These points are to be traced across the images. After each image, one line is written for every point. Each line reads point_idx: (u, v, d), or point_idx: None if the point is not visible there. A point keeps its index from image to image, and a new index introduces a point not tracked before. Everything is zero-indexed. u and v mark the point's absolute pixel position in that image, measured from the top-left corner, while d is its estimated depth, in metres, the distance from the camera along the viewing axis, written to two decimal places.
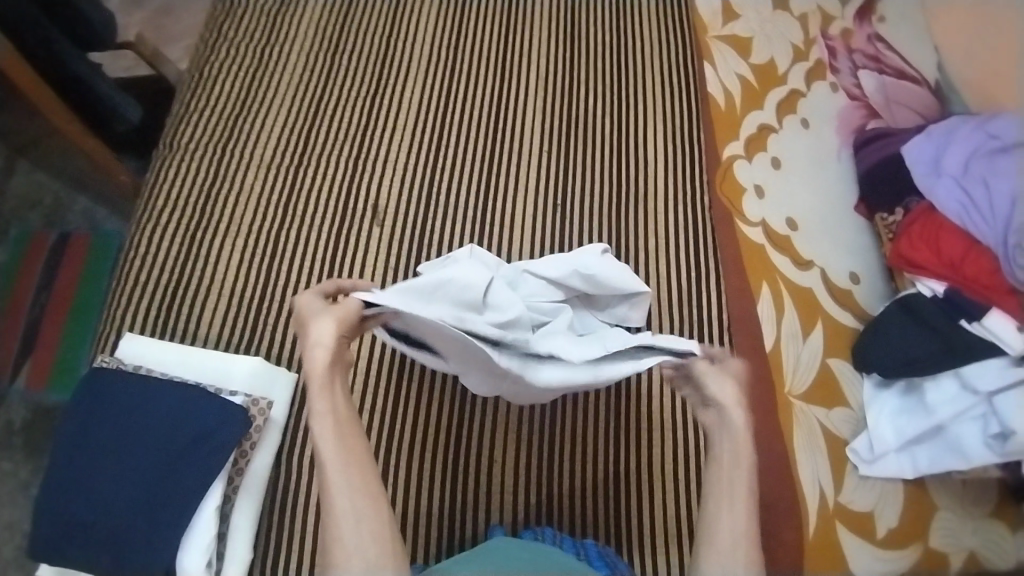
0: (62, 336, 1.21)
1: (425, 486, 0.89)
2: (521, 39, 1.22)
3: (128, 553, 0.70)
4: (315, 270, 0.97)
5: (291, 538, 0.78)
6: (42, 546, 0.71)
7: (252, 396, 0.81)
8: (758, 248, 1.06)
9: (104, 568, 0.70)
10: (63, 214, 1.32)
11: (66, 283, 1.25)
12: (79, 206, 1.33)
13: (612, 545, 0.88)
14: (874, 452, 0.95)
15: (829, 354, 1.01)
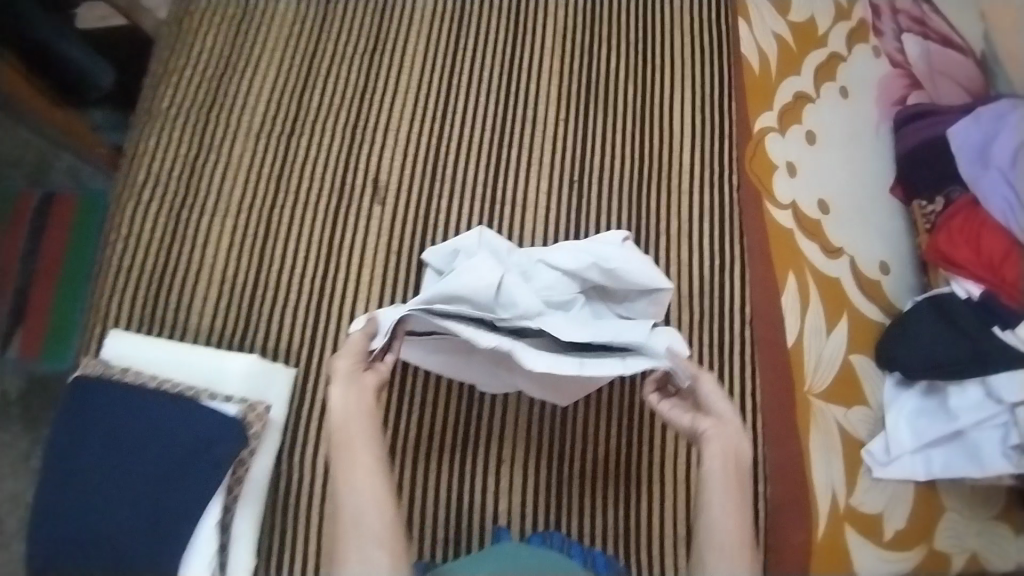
0: (51, 306, 1.16)
1: (431, 483, 0.86)
2: None
3: (133, 568, 0.69)
4: (311, 253, 0.90)
5: (294, 542, 0.78)
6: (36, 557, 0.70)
7: (249, 401, 0.77)
8: (786, 233, 0.98)
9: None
10: (49, 172, 1.27)
11: (53, 246, 1.19)
12: (62, 163, 1.27)
13: (616, 544, 0.85)
14: (889, 454, 0.91)
15: (852, 351, 0.95)
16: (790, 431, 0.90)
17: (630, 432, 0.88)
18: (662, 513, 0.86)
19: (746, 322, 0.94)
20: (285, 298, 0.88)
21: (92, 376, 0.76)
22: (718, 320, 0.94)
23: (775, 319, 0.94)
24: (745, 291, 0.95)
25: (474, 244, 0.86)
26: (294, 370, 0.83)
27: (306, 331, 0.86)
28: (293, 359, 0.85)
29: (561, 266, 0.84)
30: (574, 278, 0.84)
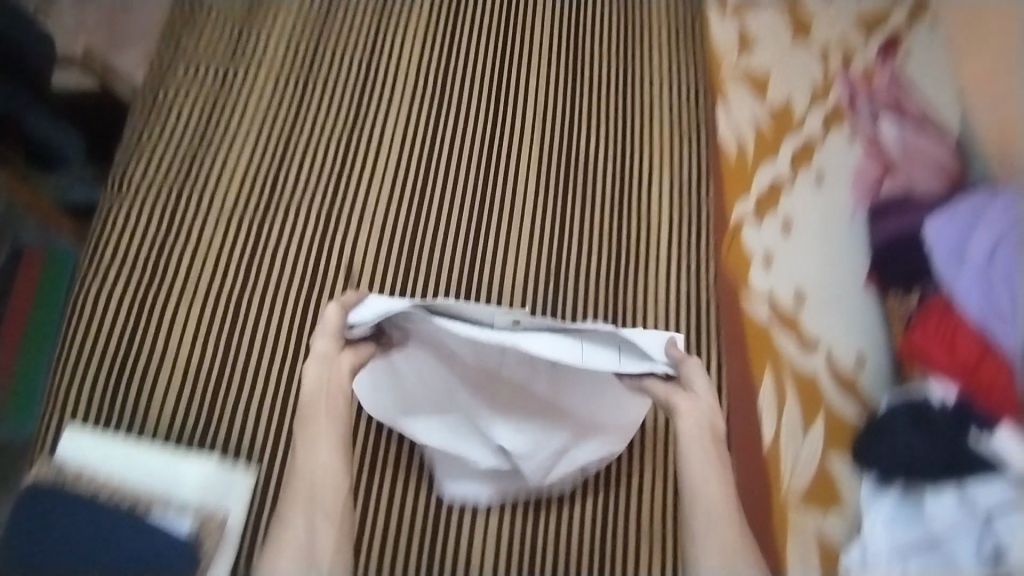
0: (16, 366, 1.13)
1: None
2: (513, 78, 1.16)
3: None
4: (280, 340, 0.90)
5: None
6: None
7: (206, 512, 0.78)
8: (763, 332, 0.99)
9: None
10: None
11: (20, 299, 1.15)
12: None
13: None
14: (865, 565, 0.86)
15: (829, 452, 0.93)
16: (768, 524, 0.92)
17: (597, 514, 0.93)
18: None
19: None
20: (251, 387, 0.87)
21: (49, 482, 0.76)
22: None
23: None
24: None
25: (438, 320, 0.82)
26: (254, 475, 0.82)
27: (272, 427, 0.85)
28: (254, 459, 0.84)
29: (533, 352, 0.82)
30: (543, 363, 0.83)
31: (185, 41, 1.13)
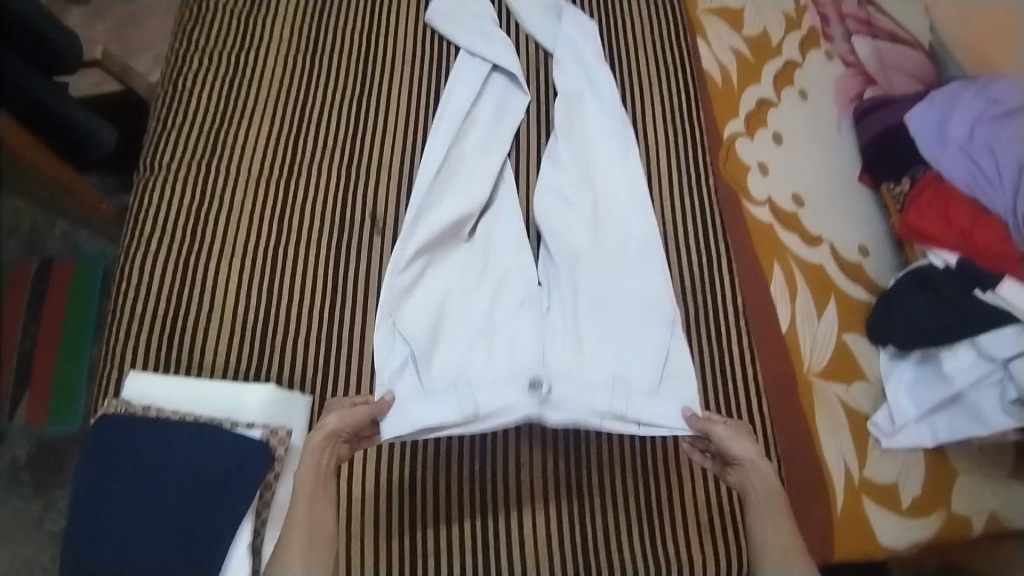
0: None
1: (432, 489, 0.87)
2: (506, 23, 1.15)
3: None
4: (312, 284, 0.92)
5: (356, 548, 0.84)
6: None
7: (272, 427, 0.80)
8: (765, 226, 1.01)
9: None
10: None
11: None
12: None
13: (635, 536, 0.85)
14: (894, 424, 0.95)
15: (844, 330, 0.97)
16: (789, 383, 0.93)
17: (630, 458, 0.89)
18: (674, 529, 0.86)
19: (740, 311, 0.95)
20: (295, 329, 0.89)
21: (113, 415, 0.78)
22: (715, 317, 0.94)
23: (768, 309, 0.96)
24: (735, 287, 0.96)
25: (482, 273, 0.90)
26: (310, 398, 0.85)
27: (318, 358, 0.88)
28: (307, 387, 0.86)
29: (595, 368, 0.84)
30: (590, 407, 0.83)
31: (195, 13, 1.13)
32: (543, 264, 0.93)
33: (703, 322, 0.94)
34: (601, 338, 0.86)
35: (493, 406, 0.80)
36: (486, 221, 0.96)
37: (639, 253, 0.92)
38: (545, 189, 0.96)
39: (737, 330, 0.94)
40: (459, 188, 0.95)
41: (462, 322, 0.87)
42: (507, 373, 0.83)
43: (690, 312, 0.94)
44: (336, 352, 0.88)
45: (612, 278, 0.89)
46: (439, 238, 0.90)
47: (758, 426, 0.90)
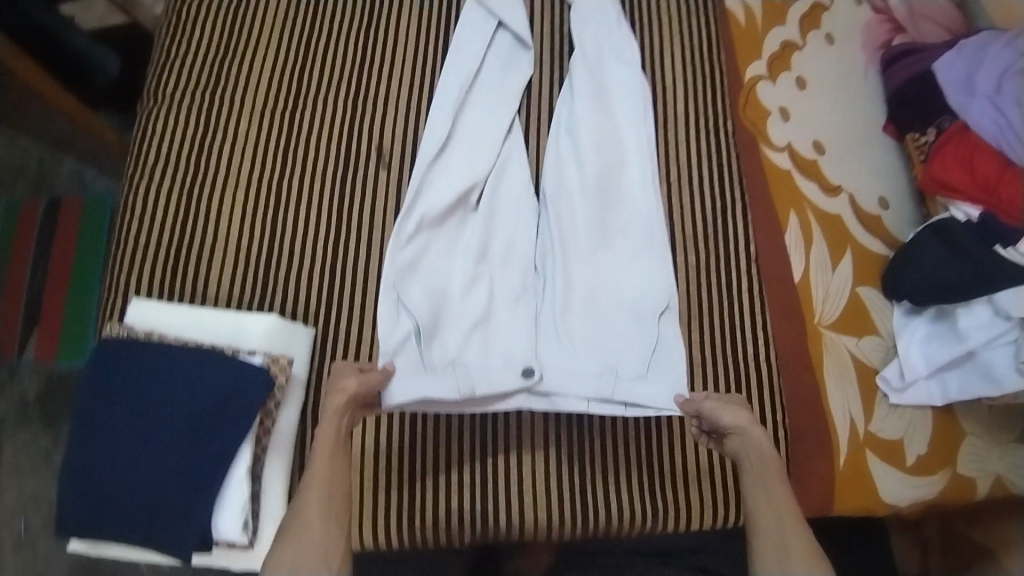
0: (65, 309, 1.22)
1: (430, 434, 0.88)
2: None
3: (157, 528, 0.71)
4: (316, 218, 0.90)
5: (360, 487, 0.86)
6: (73, 503, 0.72)
7: (272, 354, 0.79)
8: (783, 173, 0.98)
9: (126, 507, 0.72)
10: (52, 180, 1.36)
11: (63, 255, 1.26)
12: (67, 168, 1.36)
13: (630, 493, 0.86)
14: (904, 379, 0.92)
15: (857, 283, 0.95)
16: (799, 333, 0.90)
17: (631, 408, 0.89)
18: (670, 474, 0.87)
19: (751, 260, 0.92)
20: (298, 263, 0.88)
21: (116, 338, 0.78)
22: (726, 266, 0.92)
23: (781, 258, 0.93)
24: (749, 234, 0.94)
25: (481, 248, 0.87)
26: (313, 330, 0.85)
27: (321, 291, 0.87)
28: (310, 319, 0.86)
29: (592, 333, 0.83)
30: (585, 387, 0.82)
31: None
32: (542, 231, 0.90)
33: (711, 270, 0.91)
34: (600, 320, 0.84)
35: (486, 388, 0.80)
36: (491, 187, 0.92)
37: (641, 224, 0.89)
38: (547, 167, 0.93)
39: (749, 279, 0.91)
40: (462, 164, 0.91)
41: (459, 299, 0.84)
42: (501, 357, 0.82)
43: (700, 261, 0.92)
44: (338, 287, 0.87)
45: (616, 250, 0.87)
46: (441, 216, 0.87)
47: (762, 376, 0.88)
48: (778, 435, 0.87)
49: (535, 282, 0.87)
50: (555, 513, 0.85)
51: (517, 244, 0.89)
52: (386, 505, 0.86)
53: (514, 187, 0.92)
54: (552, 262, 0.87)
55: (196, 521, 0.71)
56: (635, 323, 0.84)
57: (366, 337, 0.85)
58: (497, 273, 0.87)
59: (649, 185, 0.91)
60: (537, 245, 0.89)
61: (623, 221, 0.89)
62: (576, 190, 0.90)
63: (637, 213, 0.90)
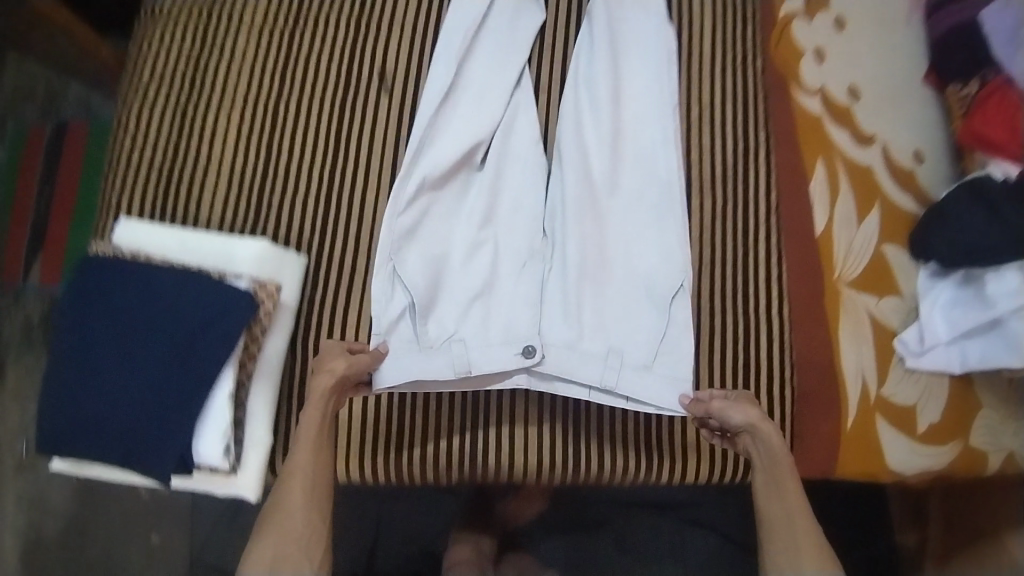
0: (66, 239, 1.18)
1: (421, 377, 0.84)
2: None
3: (139, 451, 0.72)
4: (313, 143, 0.86)
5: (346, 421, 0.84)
6: (58, 422, 0.73)
7: (259, 280, 0.77)
8: (814, 119, 0.91)
9: (109, 429, 0.72)
10: (59, 105, 1.30)
11: (66, 178, 1.21)
12: (73, 94, 1.31)
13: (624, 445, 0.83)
14: (923, 344, 0.88)
15: (884, 241, 0.88)
16: (816, 291, 0.85)
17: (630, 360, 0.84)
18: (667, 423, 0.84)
19: (771, 208, 0.87)
20: (294, 189, 0.85)
21: (100, 258, 0.77)
22: (740, 216, 0.86)
23: (804, 210, 0.87)
24: (770, 180, 0.88)
25: (485, 211, 0.83)
26: (304, 259, 0.82)
27: (316, 219, 0.84)
28: (303, 247, 0.83)
29: (602, 309, 0.80)
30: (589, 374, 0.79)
31: None
32: (552, 191, 0.85)
33: (725, 218, 0.86)
34: (606, 297, 0.81)
35: (484, 365, 0.78)
36: (499, 142, 0.86)
37: (656, 184, 0.84)
38: (563, 117, 0.87)
39: (766, 230, 0.86)
40: (468, 113, 0.85)
41: (459, 267, 0.81)
42: (501, 332, 0.79)
43: (714, 209, 0.86)
44: (334, 216, 0.84)
45: (630, 209, 0.83)
46: (445, 174, 0.82)
47: (771, 329, 0.84)
48: (780, 410, 0.84)
49: (543, 245, 0.83)
50: (546, 456, 0.83)
51: (526, 204, 0.83)
52: (375, 438, 0.84)
53: (524, 141, 0.86)
54: (562, 228, 0.82)
55: (176, 446, 0.72)
56: (643, 300, 0.81)
57: (360, 270, 0.83)
58: (502, 238, 0.82)
59: (668, 148, 0.85)
60: (549, 207, 0.84)
61: (635, 175, 0.84)
62: (591, 145, 0.84)
63: (650, 162, 0.85)
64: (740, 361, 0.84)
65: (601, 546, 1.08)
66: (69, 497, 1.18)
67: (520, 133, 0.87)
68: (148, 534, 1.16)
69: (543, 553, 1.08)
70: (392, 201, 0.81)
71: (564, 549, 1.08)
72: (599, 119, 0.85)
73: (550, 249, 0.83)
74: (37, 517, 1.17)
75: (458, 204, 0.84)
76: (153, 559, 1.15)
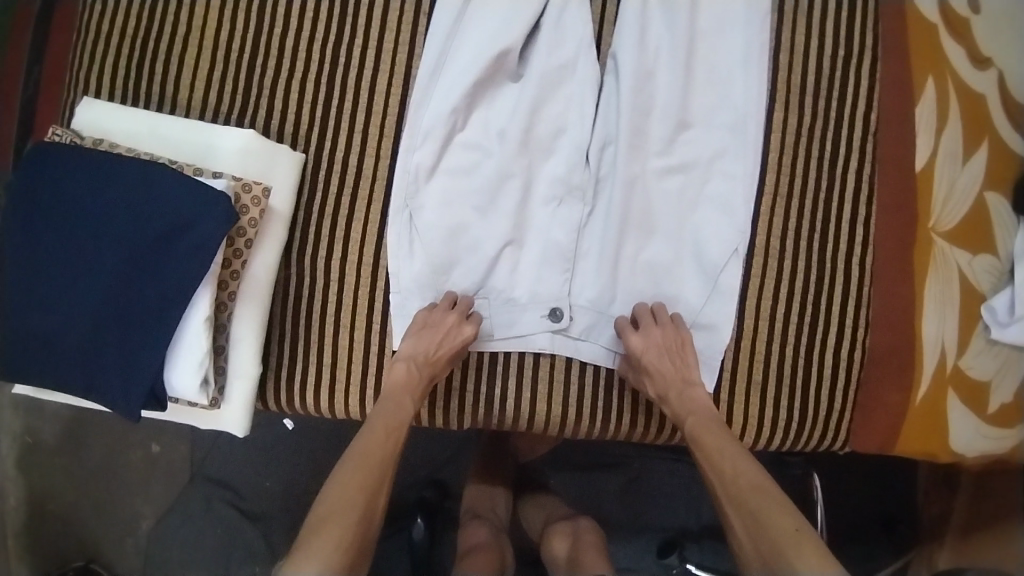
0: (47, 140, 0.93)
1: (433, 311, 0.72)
2: None
3: (104, 376, 0.63)
4: (315, 17, 0.72)
5: (336, 350, 0.71)
6: (19, 332, 0.64)
7: (242, 182, 0.66)
8: (929, 28, 0.74)
9: (73, 344, 0.63)
10: None
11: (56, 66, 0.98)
12: None
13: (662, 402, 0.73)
14: (1014, 315, 0.72)
15: (987, 186, 0.74)
16: (905, 242, 0.72)
17: (678, 303, 0.72)
18: (716, 382, 0.73)
19: (864, 130, 0.73)
20: (290, 73, 0.72)
21: (55, 144, 0.65)
22: (817, 141, 0.72)
23: (901, 141, 0.72)
24: (865, 98, 0.73)
25: (523, 137, 0.70)
26: (303, 157, 0.71)
27: (317, 112, 0.72)
28: (301, 144, 0.72)
29: (645, 269, 0.71)
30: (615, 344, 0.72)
31: None
32: (605, 112, 0.71)
33: (801, 143, 0.72)
34: (645, 256, 0.71)
35: (506, 332, 0.72)
36: (540, 48, 0.70)
37: (726, 115, 0.71)
38: (622, 18, 0.71)
39: (851, 160, 0.72)
40: (502, 9, 0.69)
41: (484, 206, 0.70)
42: (527, 290, 0.72)
43: (789, 129, 0.72)
44: (338, 108, 0.72)
45: (688, 148, 0.71)
46: (474, 92, 0.69)
47: (847, 281, 0.72)
48: (840, 396, 0.73)
49: (586, 182, 0.71)
50: (572, 406, 0.72)
51: (567, 131, 0.71)
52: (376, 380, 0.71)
53: (571, 50, 0.71)
54: (607, 169, 0.71)
55: (145, 369, 0.62)
56: (691, 269, 0.71)
57: (367, 174, 0.71)
58: (538, 171, 0.71)
59: (749, 75, 0.71)
60: (598, 139, 0.71)
61: (698, 95, 0.71)
62: (655, 33, 0.70)
63: (718, 69, 0.71)
64: (802, 316, 0.72)
65: (612, 484, 0.99)
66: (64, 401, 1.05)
67: (567, 37, 0.71)
68: (148, 442, 1.05)
69: (557, 489, 0.99)
70: (408, 136, 0.70)
71: (574, 485, 0.99)
72: (668, 18, 0.70)
73: (593, 194, 0.71)
74: (31, 421, 1.05)
75: (490, 123, 0.70)
76: (155, 470, 1.05)
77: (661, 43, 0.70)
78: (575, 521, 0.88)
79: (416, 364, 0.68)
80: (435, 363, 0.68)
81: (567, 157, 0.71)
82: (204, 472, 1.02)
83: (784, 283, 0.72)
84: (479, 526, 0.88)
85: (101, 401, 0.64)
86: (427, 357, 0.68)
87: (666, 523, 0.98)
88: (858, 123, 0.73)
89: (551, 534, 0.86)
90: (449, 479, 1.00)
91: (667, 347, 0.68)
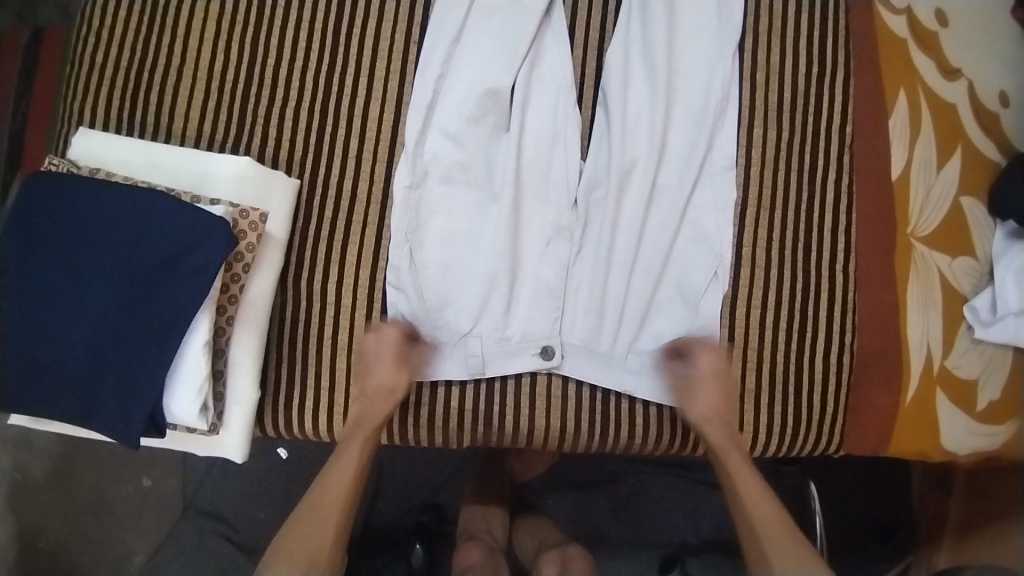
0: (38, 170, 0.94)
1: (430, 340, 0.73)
2: None
3: (101, 402, 0.63)
4: (306, 47, 0.74)
5: (332, 371, 0.72)
6: (14, 361, 0.64)
7: (239, 207, 0.67)
8: (899, 42, 0.77)
9: (70, 372, 0.63)
10: None
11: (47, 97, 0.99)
12: None
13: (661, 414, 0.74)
14: (995, 314, 0.74)
15: (962, 192, 0.76)
16: (886, 248, 0.74)
17: (671, 317, 0.73)
18: None
19: (843, 143, 0.75)
20: (282, 101, 0.74)
21: (51, 173, 0.66)
22: (796, 152, 0.75)
23: (879, 154, 0.75)
24: (842, 112, 0.75)
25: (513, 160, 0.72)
26: (298, 182, 0.72)
27: (309, 139, 0.73)
28: (296, 170, 0.73)
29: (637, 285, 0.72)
30: (609, 360, 0.72)
31: None
32: (595, 136, 0.74)
33: (782, 154, 0.75)
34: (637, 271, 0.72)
35: (502, 352, 0.72)
36: (529, 73, 0.73)
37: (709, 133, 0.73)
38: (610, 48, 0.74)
39: (831, 171, 0.75)
40: (489, 53, 0.72)
41: (477, 228, 0.72)
42: (522, 308, 0.73)
43: (770, 142, 0.75)
44: (330, 135, 0.73)
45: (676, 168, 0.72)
46: (468, 118, 0.71)
47: (833, 287, 0.74)
48: (832, 402, 0.74)
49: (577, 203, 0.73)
50: (570, 420, 0.73)
51: (557, 152, 0.73)
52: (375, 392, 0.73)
53: (559, 76, 0.73)
54: (598, 189, 0.73)
55: (143, 396, 0.63)
56: (683, 283, 0.73)
57: (361, 197, 0.73)
58: (530, 192, 0.72)
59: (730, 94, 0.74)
60: (589, 161, 0.73)
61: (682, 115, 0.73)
62: (636, 79, 0.72)
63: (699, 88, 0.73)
64: (791, 323, 0.74)
65: (609, 501, 0.99)
66: (53, 437, 1.04)
67: (554, 64, 0.73)
68: (139, 475, 1.04)
69: (555, 508, 0.99)
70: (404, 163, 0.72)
71: (571, 503, 0.99)
72: (649, 60, 0.72)
73: (585, 215, 0.73)
74: (19, 457, 1.04)
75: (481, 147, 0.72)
76: (146, 506, 1.03)
77: (644, 80, 0.73)
78: (563, 549, 0.87)
79: (366, 384, 0.69)
80: (378, 372, 0.68)
81: (558, 178, 0.73)
82: (197, 504, 1.01)
83: (772, 292, 0.74)
84: (473, 547, 0.87)
85: (98, 429, 0.64)
86: (365, 373, 0.69)
87: (665, 538, 0.98)
88: (834, 137, 0.75)
89: (539, 564, 0.85)
90: (447, 502, 1.00)
91: (719, 379, 0.69)
